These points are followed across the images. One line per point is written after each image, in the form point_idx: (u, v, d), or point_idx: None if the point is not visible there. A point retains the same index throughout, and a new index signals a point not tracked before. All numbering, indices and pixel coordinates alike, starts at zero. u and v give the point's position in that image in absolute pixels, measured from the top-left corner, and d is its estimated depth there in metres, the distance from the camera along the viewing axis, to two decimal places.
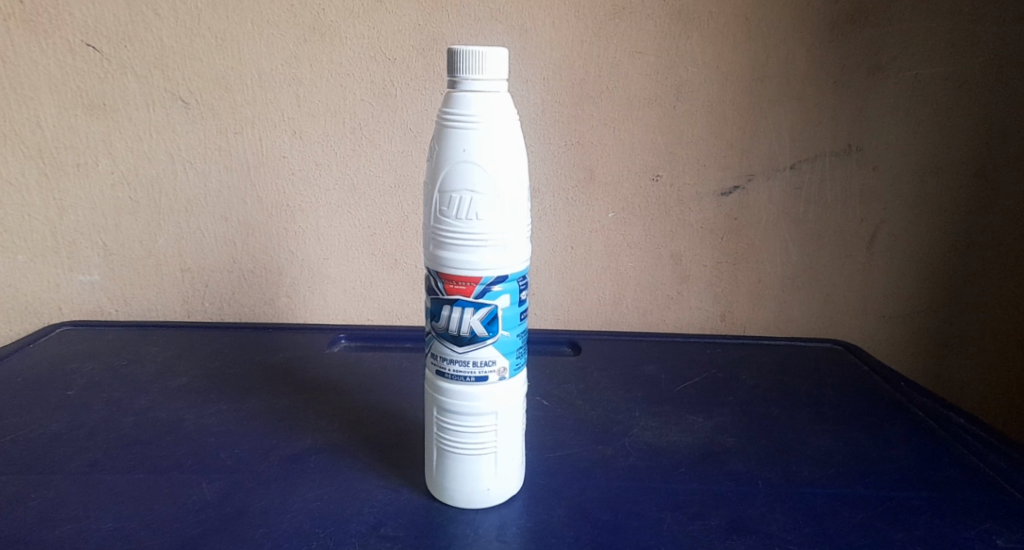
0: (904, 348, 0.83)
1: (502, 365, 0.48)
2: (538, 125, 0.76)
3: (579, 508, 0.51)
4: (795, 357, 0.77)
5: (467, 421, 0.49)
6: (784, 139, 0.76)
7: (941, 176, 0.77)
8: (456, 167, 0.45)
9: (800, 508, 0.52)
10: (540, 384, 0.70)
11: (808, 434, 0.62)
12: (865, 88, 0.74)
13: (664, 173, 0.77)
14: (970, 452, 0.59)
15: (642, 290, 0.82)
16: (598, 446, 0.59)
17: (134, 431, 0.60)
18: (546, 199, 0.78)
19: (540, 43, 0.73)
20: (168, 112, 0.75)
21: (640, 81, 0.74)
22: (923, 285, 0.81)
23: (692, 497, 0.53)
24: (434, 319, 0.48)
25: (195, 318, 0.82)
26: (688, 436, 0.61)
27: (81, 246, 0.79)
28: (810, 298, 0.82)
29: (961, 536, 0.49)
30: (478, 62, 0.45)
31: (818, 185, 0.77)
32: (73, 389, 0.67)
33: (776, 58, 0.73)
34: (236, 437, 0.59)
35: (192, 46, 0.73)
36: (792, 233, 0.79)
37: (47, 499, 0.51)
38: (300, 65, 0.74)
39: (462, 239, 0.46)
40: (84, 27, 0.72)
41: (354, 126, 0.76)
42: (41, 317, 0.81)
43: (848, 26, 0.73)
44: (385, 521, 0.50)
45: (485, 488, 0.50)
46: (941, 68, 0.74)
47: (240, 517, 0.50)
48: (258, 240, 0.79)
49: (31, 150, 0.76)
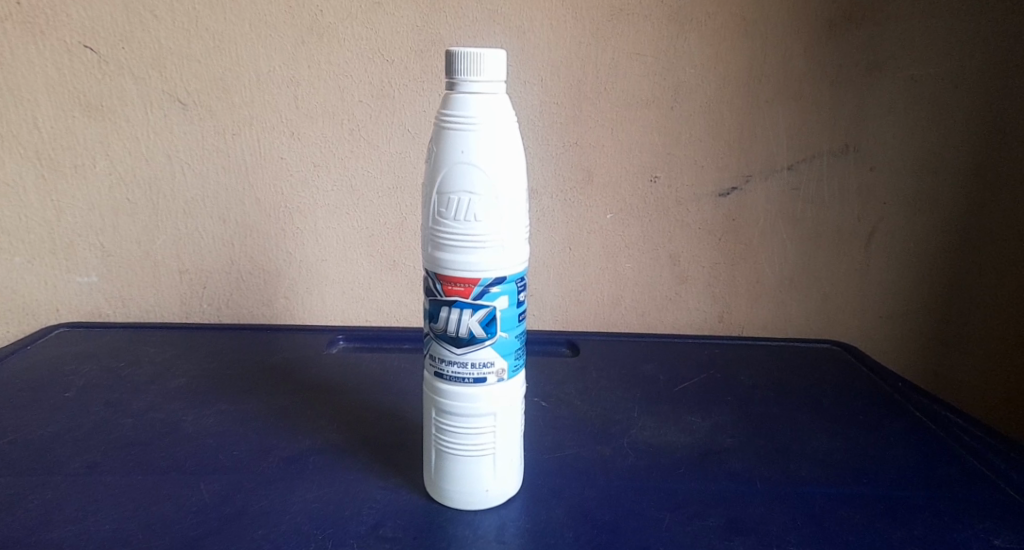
0: (902, 347, 0.83)
1: (501, 366, 0.48)
2: (536, 126, 0.76)
3: (578, 509, 0.51)
4: (793, 357, 0.77)
5: (466, 422, 0.49)
6: (782, 140, 0.76)
7: (938, 176, 0.77)
8: (455, 168, 0.45)
9: (799, 508, 0.52)
10: (539, 384, 0.70)
11: (806, 434, 0.62)
12: (863, 89, 0.75)
13: (662, 174, 0.77)
14: (968, 452, 0.59)
15: (640, 291, 0.82)
16: (597, 446, 0.59)
17: (133, 433, 0.60)
18: (545, 199, 0.78)
19: (539, 44, 0.73)
20: (167, 113, 0.75)
21: (639, 81, 0.74)
22: (920, 285, 0.81)
23: (691, 497, 0.53)
24: (434, 321, 0.48)
25: (194, 319, 0.82)
26: (687, 436, 0.61)
27: (80, 247, 0.79)
28: (808, 298, 0.82)
29: (959, 535, 0.49)
30: (477, 64, 0.45)
31: (815, 185, 0.78)
32: (72, 390, 0.67)
33: (774, 58, 0.74)
34: (236, 438, 0.59)
35: (191, 48, 0.73)
36: (790, 233, 0.79)
37: (46, 500, 0.51)
38: (299, 66, 0.74)
39: (461, 240, 0.46)
40: (82, 29, 0.72)
41: (352, 127, 0.76)
42: (40, 319, 0.81)
43: (845, 27, 0.73)
44: (384, 522, 0.50)
45: (484, 489, 0.50)
46: (937, 68, 0.74)
47: (239, 518, 0.50)
48: (257, 241, 0.79)
49: (30, 151, 0.76)
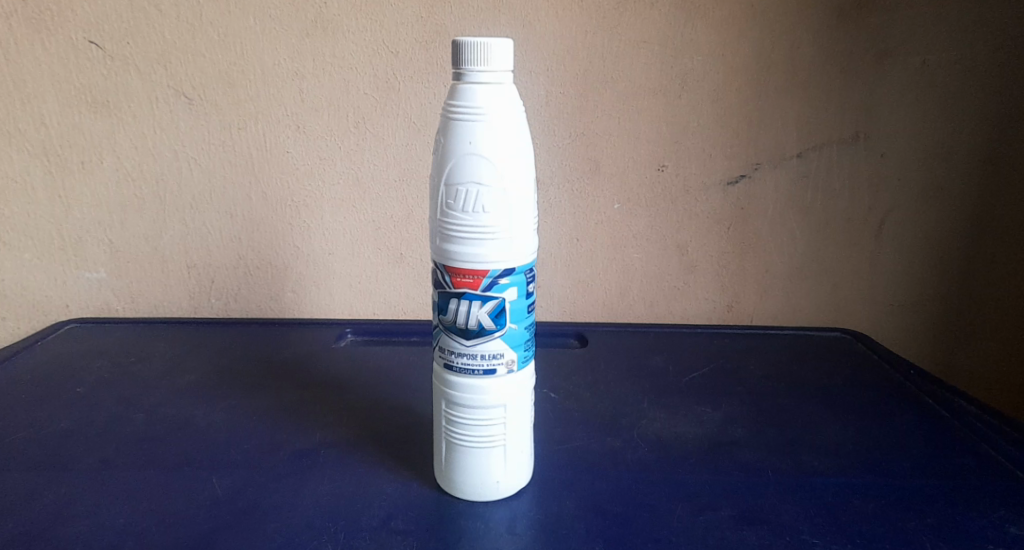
0: (914, 336, 0.83)
1: (510, 357, 0.48)
2: (542, 117, 0.75)
3: (589, 501, 0.51)
4: (804, 347, 0.77)
5: (476, 414, 0.49)
6: (790, 128, 0.75)
7: (949, 163, 0.77)
8: (462, 159, 0.45)
9: (811, 498, 0.52)
10: (547, 376, 0.70)
11: (817, 423, 0.62)
12: (872, 75, 0.74)
13: (669, 164, 0.77)
14: (982, 440, 0.59)
15: (648, 282, 0.81)
16: (607, 438, 0.59)
17: (144, 428, 0.60)
18: (552, 191, 0.78)
19: (544, 34, 0.73)
20: (172, 109, 0.75)
21: (645, 71, 0.74)
22: (930, 274, 0.80)
23: (702, 488, 0.53)
24: (442, 313, 0.48)
25: (202, 314, 0.82)
26: (697, 426, 0.61)
27: (88, 243, 0.79)
28: (817, 288, 0.82)
29: (973, 524, 0.49)
30: (484, 54, 0.45)
31: (824, 173, 0.77)
32: (82, 386, 0.67)
33: (781, 45, 0.73)
34: (246, 433, 0.59)
35: (195, 42, 0.73)
36: (799, 222, 0.79)
37: (59, 495, 0.51)
38: (303, 59, 0.73)
39: (469, 231, 0.46)
40: (86, 24, 0.72)
41: (358, 120, 0.75)
42: (48, 315, 0.81)
43: (855, 12, 0.72)
44: (396, 515, 0.50)
45: (495, 480, 0.50)
46: (948, 54, 0.73)
47: (252, 512, 0.50)
48: (263, 236, 0.79)
49: (36, 148, 0.76)
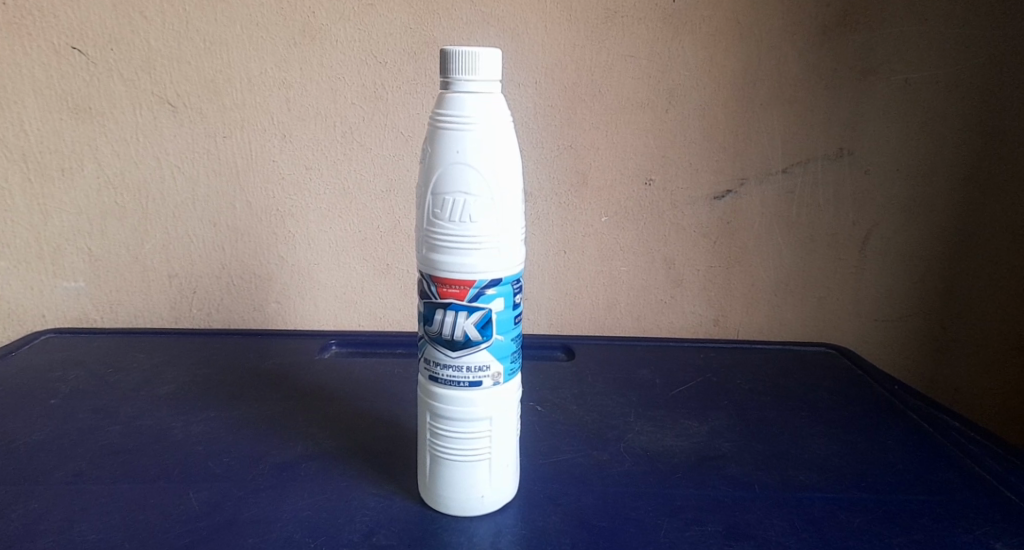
0: (898, 350, 0.83)
1: (496, 370, 0.48)
2: (530, 129, 0.75)
3: (575, 516, 0.50)
4: (790, 361, 0.77)
5: (461, 426, 0.48)
6: (776, 143, 0.76)
7: (932, 178, 0.77)
8: (449, 168, 0.45)
9: (797, 513, 0.51)
10: (534, 389, 0.69)
11: (803, 438, 0.62)
12: (857, 91, 0.74)
13: (657, 177, 0.77)
14: (968, 456, 0.59)
15: (635, 295, 0.81)
16: (593, 452, 0.59)
17: (120, 440, 0.58)
18: (540, 203, 0.77)
19: (533, 47, 0.73)
20: (156, 116, 0.74)
21: (633, 84, 0.74)
22: (914, 290, 0.81)
23: (690, 503, 0.52)
24: (428, 323, 0.47)
25: (183, 324, 0.81)
26: (684, 440, 0.61)
27: (67, 252, 0.78)
28: (803, 301, 0.82)
29: (958, 539, 0.49)
30: (472, 63, 0.44)
31: (810, 187, 0.77)
32: (57, 397, 0.65)
33: (768, 61, 0.73)
34: (226, 445, 0.58)
35: (181, 49, 0.72)
36: (785, 235, 0.79)
37: (30, 509, 0.50)
38: (291, 68, 0.73)
39: (456, 241, 0.45)
40: (69, 30, 0.71)
41: (345, 129, 0.75)
42: (24, 324, 0.79)
43: (839, 30, 0.73)
44: (378, 530, 0.49)
45: (479, 495, 0.49)
46: (930, 72, 0.74)
47: (229, 527, 0.48)
48: (247, 246, 0.78)
49: (15, 155, 0.75)
